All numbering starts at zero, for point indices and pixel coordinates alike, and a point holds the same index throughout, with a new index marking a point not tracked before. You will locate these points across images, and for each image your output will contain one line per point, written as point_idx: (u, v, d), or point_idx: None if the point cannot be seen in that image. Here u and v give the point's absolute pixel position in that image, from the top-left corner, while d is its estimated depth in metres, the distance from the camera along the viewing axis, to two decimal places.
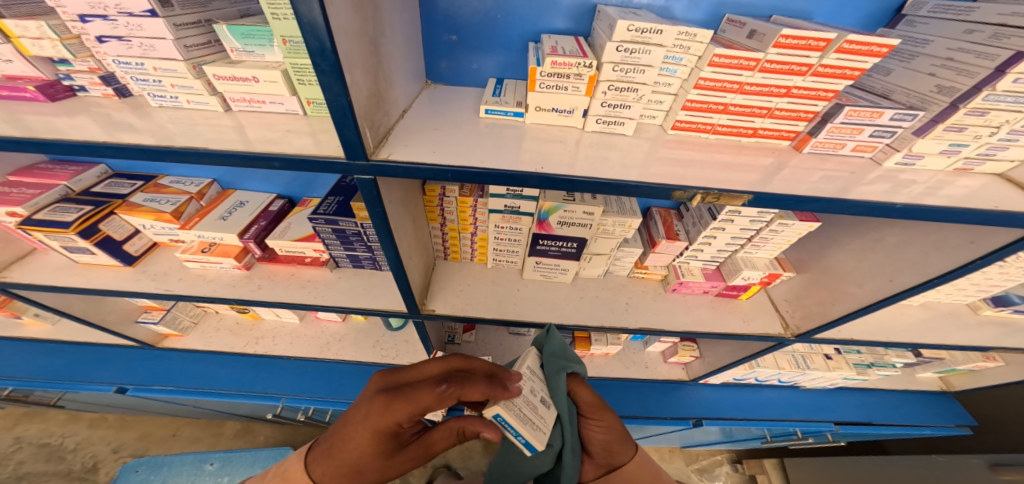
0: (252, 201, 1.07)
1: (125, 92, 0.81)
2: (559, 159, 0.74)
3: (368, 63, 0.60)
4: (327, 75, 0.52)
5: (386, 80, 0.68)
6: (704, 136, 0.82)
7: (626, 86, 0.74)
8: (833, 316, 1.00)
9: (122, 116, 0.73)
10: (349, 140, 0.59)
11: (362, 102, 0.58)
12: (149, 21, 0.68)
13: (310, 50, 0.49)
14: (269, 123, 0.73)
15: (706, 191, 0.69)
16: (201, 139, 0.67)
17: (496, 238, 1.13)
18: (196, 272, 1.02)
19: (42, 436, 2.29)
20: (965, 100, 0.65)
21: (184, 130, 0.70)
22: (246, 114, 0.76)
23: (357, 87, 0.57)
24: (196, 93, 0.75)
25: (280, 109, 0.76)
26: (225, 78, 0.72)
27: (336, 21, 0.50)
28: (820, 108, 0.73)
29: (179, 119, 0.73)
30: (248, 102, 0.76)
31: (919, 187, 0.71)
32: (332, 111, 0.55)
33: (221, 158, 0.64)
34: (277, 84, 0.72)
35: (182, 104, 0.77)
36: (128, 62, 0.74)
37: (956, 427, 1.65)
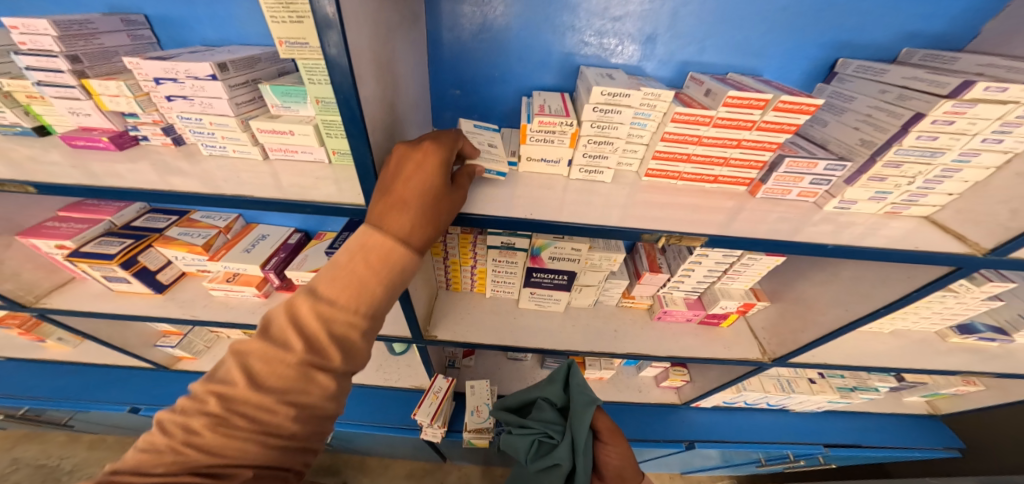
0: (274, 235, 1.16)
1: (181, 141, 0.93)
2: (549, 204, 0.86)
3: (387, 124, 0.72)
4: (356, 138, 0.63)
5: (400, 136, 0.81)
6: (673, 182, 0.95)
7: (603, 140, 0.87)
8: (803, 342, 1.09)
9: (175, 163, 0.85)
10: (370, 189, 0.71)
11: (380, 158, 0.70)
12: (211, 84, 0.78)
13: (344, 119, 0.61)
14: (300, 171, 0.85)
15: (668, 234, 0.79)
16: (243, 186, 0.79)
17: (493, 271, 1.23)
18: (220, 299, 1.11)
19: (41, 457, 2.32)
20: (880, 154, 0.79)
21: (227, 177, 0.82)
22: (281, 162, 0.87)
23: (378, 146, 0.69)
24: (241, 144, 0.86)
25: (310, 158, 0.87)
26: (266, 131, 0.83)
27: (365, 94, 0.62)
28: (767, 158, 0.87)
29: (224, 167, 0.85)
30: (283, 151, 0.87)
31: (859, 228, 0.84)
32: (358, 166, 0.67)
33: (259, 204, 0.76)
34: (309, 136, 0.83)
35: (229, 153, 0.88)
36: (189, 117, 0.84)
37: (944, 450, 1.67)
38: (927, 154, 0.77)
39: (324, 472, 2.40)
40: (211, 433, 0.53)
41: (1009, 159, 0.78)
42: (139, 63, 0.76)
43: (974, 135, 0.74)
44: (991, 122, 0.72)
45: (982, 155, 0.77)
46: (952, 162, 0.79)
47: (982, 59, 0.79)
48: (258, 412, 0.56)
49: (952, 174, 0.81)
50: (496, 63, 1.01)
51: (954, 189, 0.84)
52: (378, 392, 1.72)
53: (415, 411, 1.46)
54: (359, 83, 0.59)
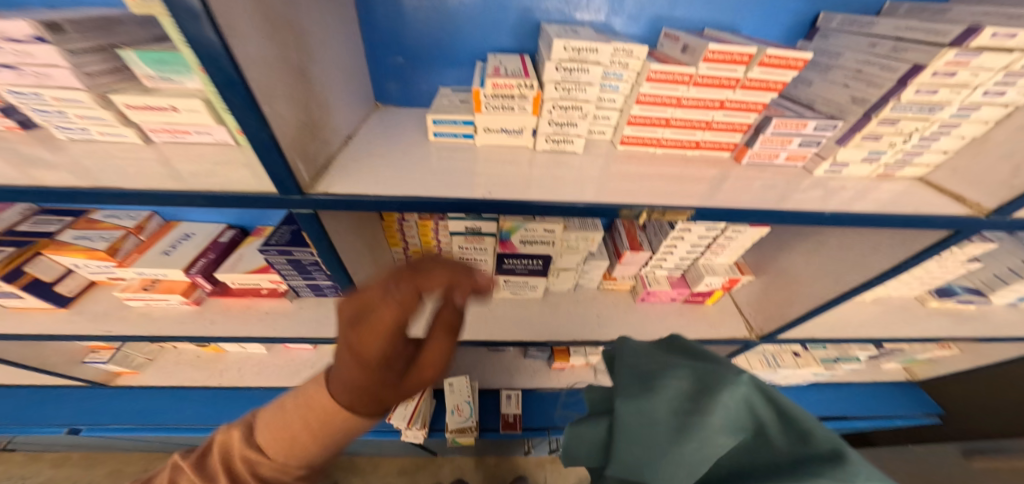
0: (200, 233, 1.02)
1: (31, 124, 0.74)
2: (510, 180, 0.74)
3: (294, 93, 0.56)
4: (242, 109, 0.47)
5: (320, 109, 0.65)
6: (651, 151, 0.84)
7: (570, 104, 0.74)
8: (791, 317, 1.01)
9: (29, 151, 0.68)
10: (275, 172, 0.56)
11: (283, 133, 0.54)
12: (38, 47, 0.58)
13: (217, 83, 0.44)
14: (195, 156, 0.69)
15: (650, 208, 0.68)
16: (118, 174, 0.63)
17: (460, 259, 1.08)
18: (140, 310, 0.97)
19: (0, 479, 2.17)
20: (875, 111, 0.68)
21: (98, 166, 0.66)
22: (170, 147, 0.71)
23: (279, 117, 0.53)
24: (107, 125, 0.68)
25: (209, 139, 0.71)
26: (138, 107, 0.66)
27: (246, 54, 0.45)
28: (752, 121, 0.77)
29: (95, 154, 0.69)
30: (169, 133, 0.70)
31: (848, 193, 0.74)
32: (254, 145, 0.51)
33: (129, 197, 0.59)
34: (199, 113, 0.66)
35: (95, 136, 0.71)
36: (24, 91, 0.65)
37: (925, 416, 1.69)
38: (926, 110, 0.67)
39: None
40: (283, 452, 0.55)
41: (1009, 112, 0.69)
42: None
43: (975, 88, 0.64)
44: (994, 74, 0.62)
45: (981, 109, 0.68)
46: (949, 118, 0.69)
47: (976, 8, 0.69)
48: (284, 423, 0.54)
49: (950, 129, 0.71)
50: (443, 22, 0.86)
51: (949, 146, 0.74)
52: None
53: (388, 416, 1.35)
54: (229, 35, 0.42)
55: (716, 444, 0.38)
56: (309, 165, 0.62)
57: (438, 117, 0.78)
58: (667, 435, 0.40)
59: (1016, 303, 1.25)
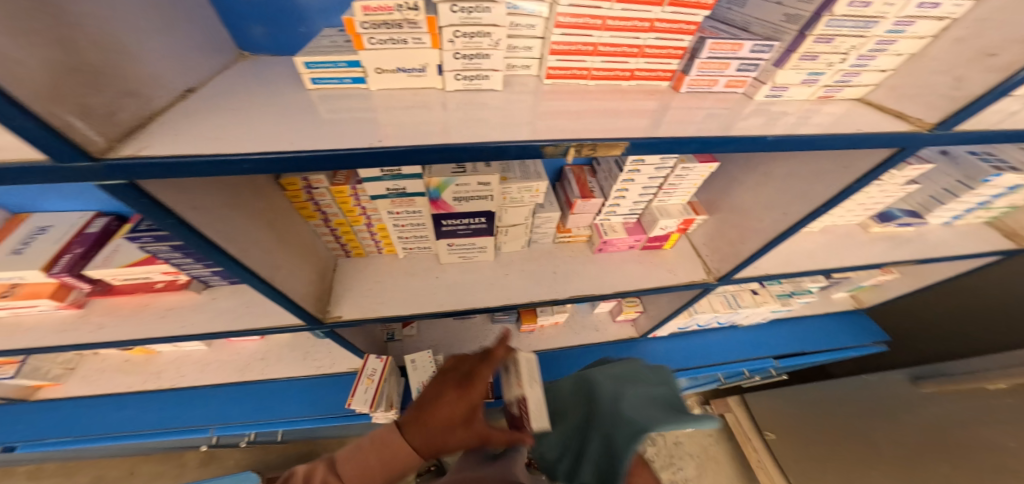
0: (59, 225, 0.86)
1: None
2: (418, 127, 0.62)
3: (29, 15, 0.37)
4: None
5: (113, 44, 0.47)
6: (584, 83, 0.72)
7: (475, 30, 0.61)
8: (744, 256, 0.98)
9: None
10: (30, 138, 0.38)
11: (17, 76, 0.36)
12: None
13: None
14: None
15: (578, 143, 0.59)
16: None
17: (395, 225, 1.00)
18: (8, 321, 0.83)
19: None
20: (811, 27, 0.60)
21: None
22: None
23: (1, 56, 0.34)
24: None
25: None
26: None
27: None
28: (688, 44, 0.66)
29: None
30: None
31: (791, 118, 0.66)
32: None
33: None
34: None
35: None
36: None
37: (873, 345, 1.75)
38: (862, 26, 0.60)
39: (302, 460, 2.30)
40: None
41: (944, 28, 0.62)
42: None
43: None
44: None
45: (915, 23, 0.60)
46: (885, 34, 0.62)
47: None
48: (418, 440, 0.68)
49: (887, 46, 0.64)
50: None
51: (887, 64, 0.67)
52: (312, 382, 1.49)
53: (346, 403, 1.26)
54: None
55: (628, 389, 0.64)
56: (99, 124, 0.45)
57: (309, 59, 0.63)
58: (600, 381, 0.70)
59: (950, 221, 1.27)
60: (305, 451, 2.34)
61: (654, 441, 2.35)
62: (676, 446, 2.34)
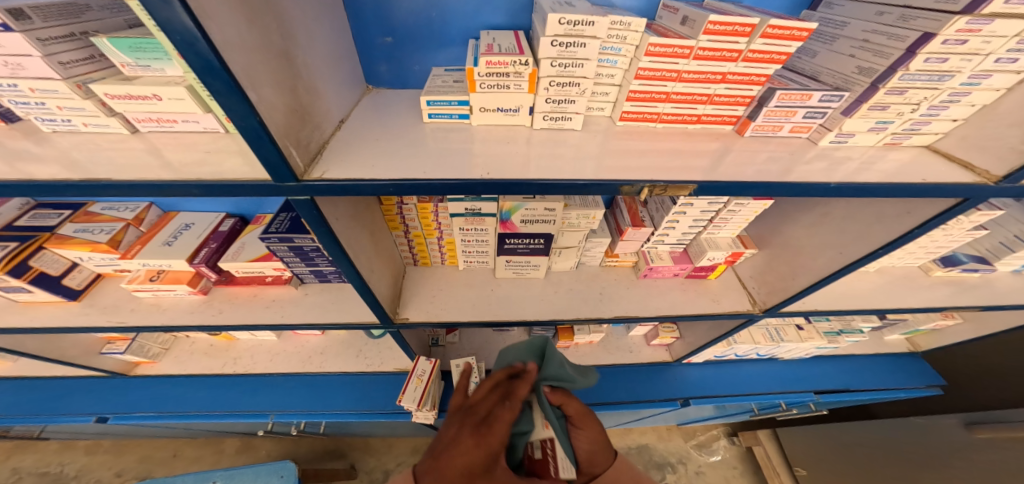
0: (199, 223, 1.05)
1: (11, 116, 0.73)
2: (510, 160, 0.72)
3: (280, 79, 0.58)
4: (225, 95, 0.49)
5: (309, 94, 0.67)
6: (652, 126, 0.81)
7: (567, 81, 0.72)
8: (793, 290, 1.00)
9: (14, 145, 0.68)
10: (269, 161, 0.57)
11: (273, 118, 0.56)
12: (5, 36, 0.60)
13: (198, 70, 0.45)
14: (186, 144, 0.69)
15: (652, 184, 0.67)
16: (110, 168, 0.63)
17: (462, 240, 1.09)
18: (149, 301, 0.99)
19: (40, 465, 2.31)
20: (883, 80, 0.66)
21: (88, 157, 0.66)
22: (157, 135, 0.72)
23: (267, 104, 0.55)
24: (92, 115, 0.70)
25: (197, 127, 0.72)
26: (121, 96, 0.67)
27: (224, 38, 0.47)
28: (756, 93, 0.73)
29: (83, 145, 0.69)
30: (156, 122, 0.71)
31: (853, 163, 0.71)
32: (244, 132, 0.53)
33: (126, 189, 0.60)
34: (185, 101, 0.68)
35: (78, 127, 0.72)
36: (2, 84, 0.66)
37: (928, 388, 1.66)
38: (935, 79, 0.64)
39: (330, 456, 2.42)
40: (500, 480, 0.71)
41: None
42: None
43: (987, 55, 0.61)
44: (1008, 40, 0.59)
45: (993, 76, 0.64)
46: (959, 86, 0.65)
47: None
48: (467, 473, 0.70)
49: (960, 97, 0.67)
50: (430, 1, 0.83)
51: (960, 113, 0.70)
52: (362, 378, 1.60)
53: (399, 397, 1.35)
54: (206, 21, 0.43)
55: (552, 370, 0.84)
56: (303, 152, 0.64)
57: (433, 98, 0.77)
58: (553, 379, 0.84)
59: (1020, 269, 1.23)
60: (332, 448, 2.46)
61: (676, 470, 2.31)
62: (698, 476, 2.31)
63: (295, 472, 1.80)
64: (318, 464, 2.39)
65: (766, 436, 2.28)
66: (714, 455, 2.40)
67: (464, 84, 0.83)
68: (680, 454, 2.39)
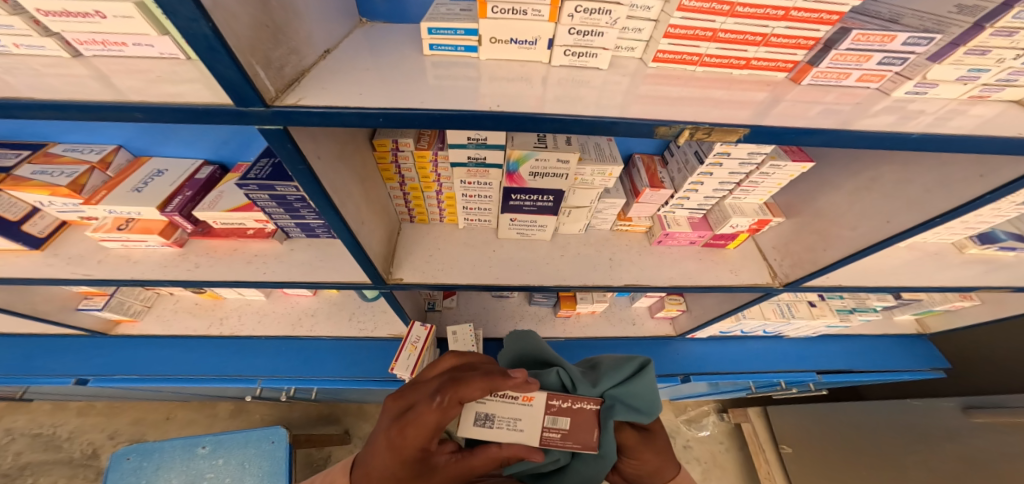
0: (173, 170, 0.95)
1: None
2: (528, 95, 0.62)
3: None
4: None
5: (283, 7, 0.55)
6: (690, 69, 0.71)
7: (597, 6, 0.61)
8: (823, 263, 0.94)
9: None
10: (228, 80, 0.47)
11: (231, 27, 0.44)
12: None
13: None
14: (140, 70, 0.57)
15: (695, 125, 0.58)
16: (47, 91, 0.52)
17: (464, 196, 0.99)
18: (120, 252, 0.90)
19: (32, 427, 2.27)
20: (992, 18, 0.55)
21: (25, 76, 0.54)
22: (104, 61, 0.59)
23: (222, 9, 0.43)
24: (22, 34, 0.56)
25: (154, 53, 0.58)
26: (56, 13, 0.54)
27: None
28: (823, 34, 0.63)
29: (16, 67, 0.56)
30: (102, 44, 0.58)
31: (927, 118, 0.62)
32: (191, 42, 0.41)
33: (81, 112, 0.50)
34: (134, 20, 0.54)
35: (9, 49, 0.58)
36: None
37: (931, 370, 1.66)
38: None
39: (324, 420, 2.42)
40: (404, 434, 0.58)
41: None
42: None
43: None
44: None
45: None
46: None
47: None
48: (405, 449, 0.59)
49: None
50: None
51: None
52: (355, 342, 1.55)
53: (393, 364, 1.29)
54: None
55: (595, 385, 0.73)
56: (274, 74, 0.54)
57: (434, 24, 0.66)
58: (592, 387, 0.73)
59: None
60: (327, 413, 2.46)
61: None
62: (685, 450, 2.34)
63: (286, 437, 1.78)
64: (312, 428, 2.39)
65: (756, 414, 2.29)
66: (703, 430, 2.43)
67: (472, 12, 0.71)
68: (670, 428, 2.42)
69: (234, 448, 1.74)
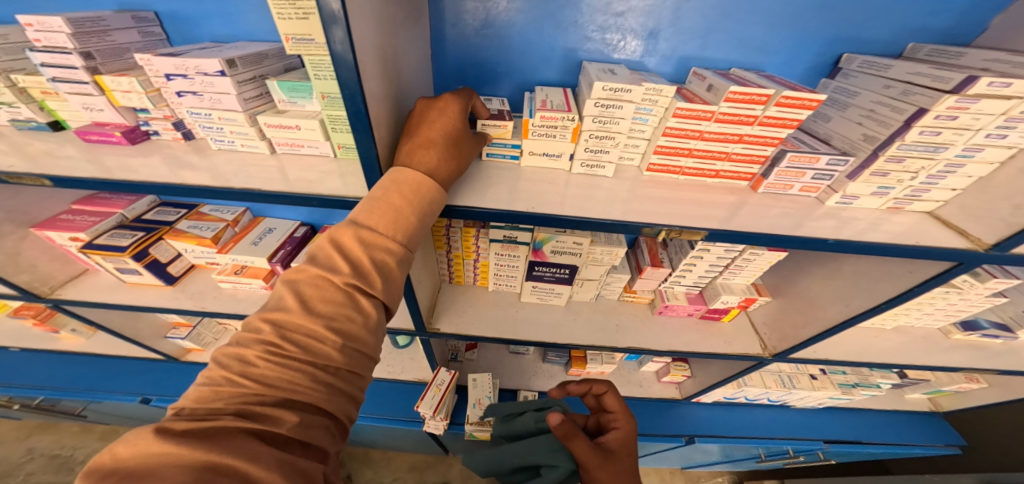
0: (280, 228, 1.22)
1: (190, 136, 0.96)
2: (549, 198, 0.86)
3: (391, 120, 0.75)
4: (361, 133, 0.66)
5: (404, 131, 0.84)
6: (675, 177, 0.94)
7: (605, 135, 0.87)
8: (803, 338, 1.08)
9: (183, 161, 0.86)
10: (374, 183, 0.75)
11: (384, 150, 0.73)
12: (219, 80, 0.81)
13: (349, 113, 0.63)
14: (304, 165, 0.87)
15: (669, 228, 0.79)
16: (249, 181, 0.80)
17: (496, 264, 1.22)
18: (229, 292, 1.15)
19: (53, 447, 2.40)
20: (883, 148, 0.76)
21: (235, 171, 0.84)
22: (289, 156, 0.90)
23: (382, 140, 0.72)
24: (250, 138, 0.89)
25: (316, 152, 0.90)
26: (274, 126, 0.86)
27: (370, 90, 0.64)
28: (769, 153, 0.85)
29: (230, 161, 0.87)
30: (289, 145, 0.89)
31: (860, 224, 0.82)
32: (364, 160, 0.70)
33: (265, 197, 0.77)
34: (315, 131, 0.86)
35: (237, 147, 0.91)
36: (199, 112, 0.86)
37: (945, 447, 1.67)
38: (931, 149, 0.74)
39: None
40: (265, 364, 0.54)
41: (1014, 154, 0.73)
42: (151, 60, 0.79)
43: (978, 130, 0.70)
44: (994, 118, 0.69)
45: (986, 150, 0.73)
46: (955, 157, 0.75)
47: (988, 54, 0.75)
48: (308, 341, 0.57)
49: (955, 169, 0.77)
50: (498, 58, 1.01)
51: (959, 184, 0.79)
52: (383, 384, 1.71)
53: (417, 405, 1.44)
54: (364, 79, 0.62)
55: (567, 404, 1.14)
56: None
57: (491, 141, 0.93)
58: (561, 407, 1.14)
59: None
60: None
61: None
62: None
63: None
64: None
65: None
66: None
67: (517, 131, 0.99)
68: None
69: None
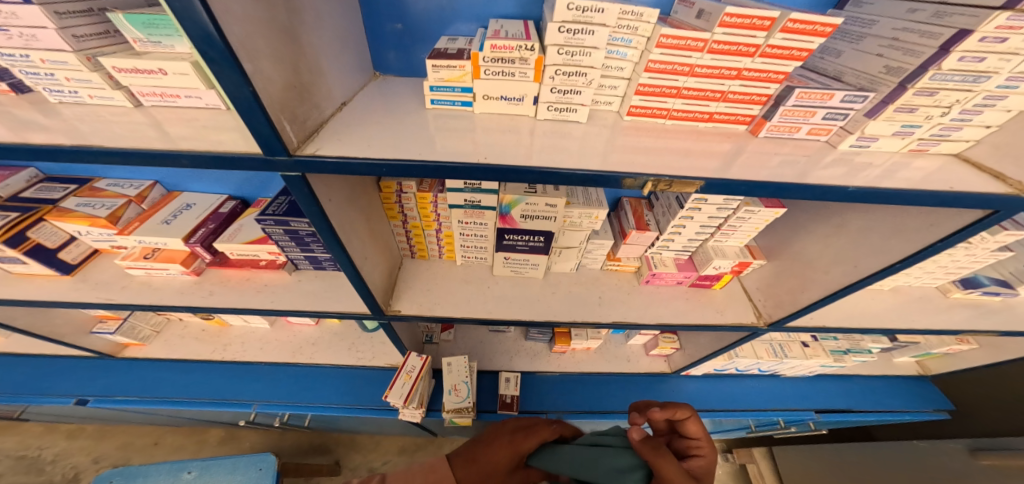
0: (200, 204, 1.05)
1: (21, 87, 0.73)
2: (510, 149, 0.70)
3: (281, 52, 0.57)
4: (219, 64, 0.48)
5: (312, 73, 0.66)
6: (661, 122, 0.79)
7: (574, 70, 0.70)
8: (802, 304, 0.98)
9: (23, 116, 0.66)
10: (260, 132, 0.56)
11: (267, 91, 0.54)
12: (24, 9, 0.61)
13: (192, 36, 0.44)
14: (186, 119, 0.68)
15: (657, 177, 0.65)
16: (111, 138, 0.62)
17: (461, 234, 1.07)
18: (141, 279, 0.98)
19: (19, 448, 2.24)
20: (913, 80, 0.63)
21: (95, 127, 0.65)
22: (158, 109, 0.71)
23: (263, 76, 0.54)
24: (97, 87, 0.69)
25: (198, 103, 0.71)
26: (127, 70, 0.67)
27: (219, 5, 0.45)
28: (773, 91, 0.71)
29: (86, 116, 0.68)
30: (159, 96, 0.70)
31: (875, 170, 0.69)
32: (236, 103, 0.51)
33: (127, 158, 0.59)
34: (189, 77, 0.67)
35: (84, 99, 0.71)
36: (11, 53, 0.66)
37: (933, 413, 1.65)
38: (969, 81, 0.61)
39: (314, 450, 2.36)
40: None
41: None
42: None
43: None
44: None
45: None
46: (995, 88, 0.62)
47: None
48: None
49: (995, 102, 0.64)
50: None
51: (994, 119, 0.67)
52: (353, 371, 1.57)
53: (386, 394, 1.30)
54: None
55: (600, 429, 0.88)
56: (298, 127, 0.63)
57: (436, 83, 0.76)
58: None
59: None
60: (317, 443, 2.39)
61: None
62: None
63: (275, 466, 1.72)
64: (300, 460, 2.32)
65: (761, 454, 2.31)
66: None
67: None
68: None
69: (219, 475, 1.69)
